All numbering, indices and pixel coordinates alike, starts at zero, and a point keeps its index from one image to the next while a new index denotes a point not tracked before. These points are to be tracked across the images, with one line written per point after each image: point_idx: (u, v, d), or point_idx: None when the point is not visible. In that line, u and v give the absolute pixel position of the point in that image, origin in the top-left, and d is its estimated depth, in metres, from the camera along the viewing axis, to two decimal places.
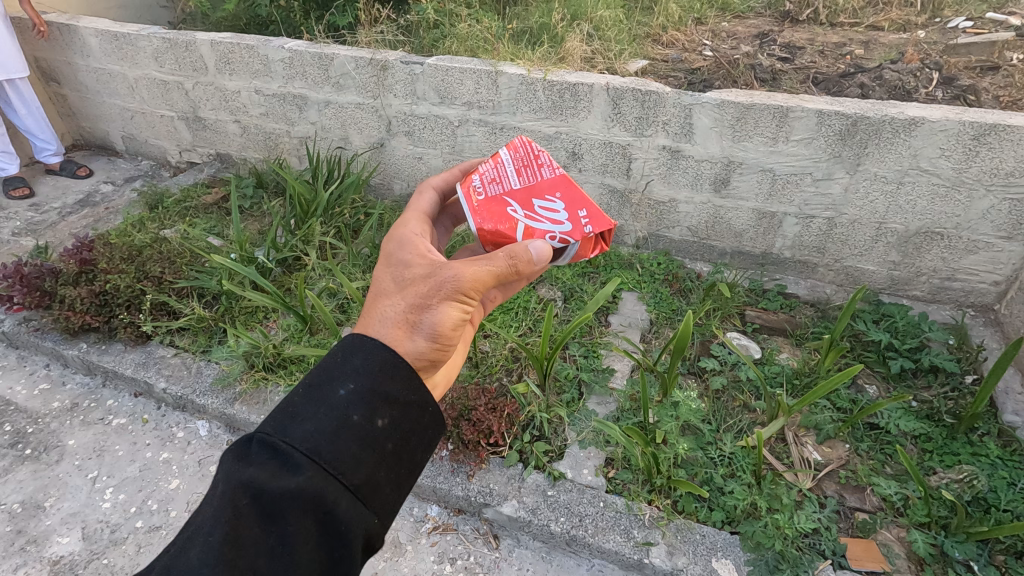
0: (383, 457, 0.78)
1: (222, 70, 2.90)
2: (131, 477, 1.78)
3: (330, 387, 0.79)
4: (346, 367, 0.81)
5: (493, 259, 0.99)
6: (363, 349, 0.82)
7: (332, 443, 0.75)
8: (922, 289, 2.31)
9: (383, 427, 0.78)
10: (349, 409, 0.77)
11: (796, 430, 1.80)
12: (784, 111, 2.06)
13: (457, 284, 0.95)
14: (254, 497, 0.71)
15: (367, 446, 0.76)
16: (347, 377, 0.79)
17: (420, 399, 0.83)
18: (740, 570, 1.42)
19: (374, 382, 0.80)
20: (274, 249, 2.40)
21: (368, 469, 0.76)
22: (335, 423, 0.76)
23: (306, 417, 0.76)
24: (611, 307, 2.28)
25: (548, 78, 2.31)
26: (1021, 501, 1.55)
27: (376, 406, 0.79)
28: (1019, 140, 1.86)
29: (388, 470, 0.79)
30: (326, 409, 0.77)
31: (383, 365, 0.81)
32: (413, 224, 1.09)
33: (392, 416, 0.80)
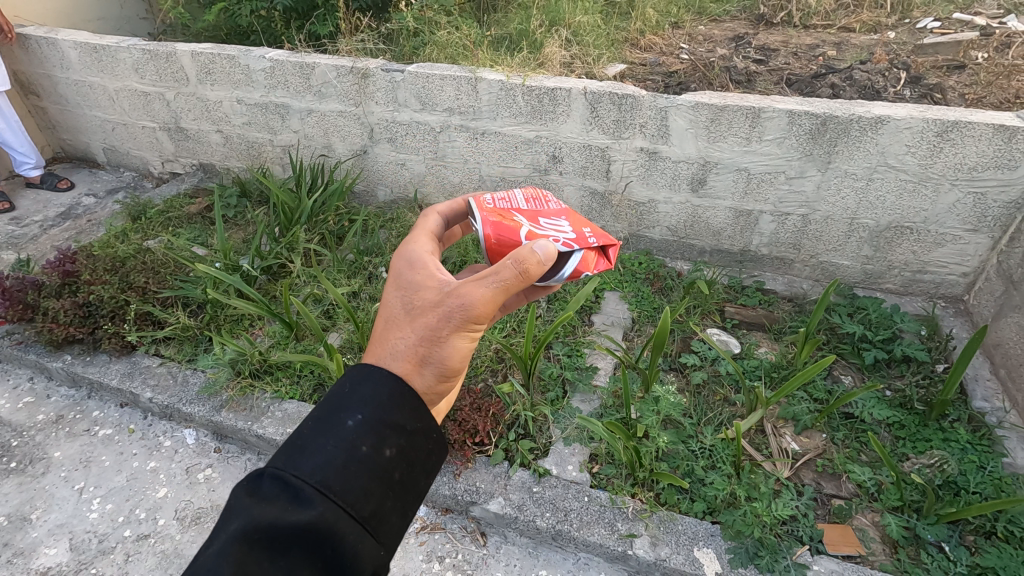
0: (390, 486, 0.81)
1: (204, 81, 2.91)
2: (119, 487, 1.78)
3: (338, 418, 0.82)
4: (353, 398, 0.84)
5: (500, 272, 0.91)
6: (371, 380, 0.86)
7: (341, 474, 0.78)
8: (894, 282, 2.37)
9: (391, 456, 0.82)
10: (358, 440, 0.80)
11: (775, 421, 1.85)
12: (756, 111, 2.12)
13: (466, 311, 0.92)
14: (263, 531, 0.72)
15: (375, 475, 0.80)
16: (355, 409, 0.83)
17: (423, 427, 0.87)
18: (721, 558, 1.46)
19: (382, 413, 0.84)
20: (259, 257, 2.41)
21: (376, 499, 0.79)
22: (344, 454, 0.79)
23: (315, 450, 0.79)
24: (594, 307, 2.32)
25: (527, 83, 2.35)
26: (989, 483, 1.61)
27: (384, 436, 0.82)
28: (980, 136, 1.93)
29: (394, 500, 0.82)
30: (335, 441, 0.80)
31: (390, 396, 0.86)
32: (420, 241, 1.07)
33: (398, 445, 0.83)
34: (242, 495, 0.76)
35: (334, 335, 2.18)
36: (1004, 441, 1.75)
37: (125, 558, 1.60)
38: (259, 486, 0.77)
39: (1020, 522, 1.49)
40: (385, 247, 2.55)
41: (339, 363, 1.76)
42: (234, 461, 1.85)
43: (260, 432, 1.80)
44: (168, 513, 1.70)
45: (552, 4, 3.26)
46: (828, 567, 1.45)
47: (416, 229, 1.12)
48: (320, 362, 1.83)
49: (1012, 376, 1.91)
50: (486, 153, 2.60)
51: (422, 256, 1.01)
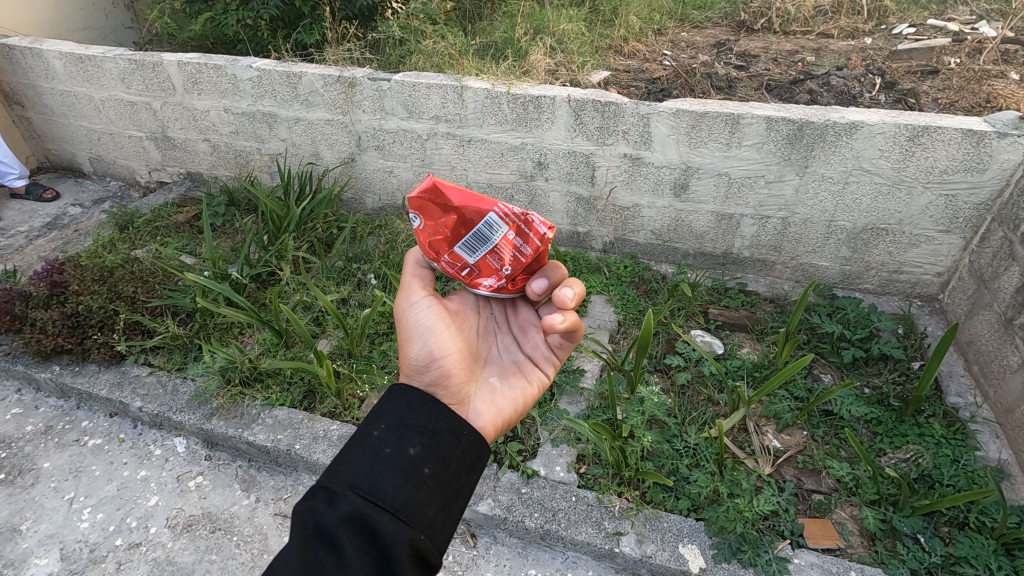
0: (420, 480, 0.91)
1: (191, 90, 2.92)
2: (109, 496, 1.78)
3: (366, 430, 0.95)
4: (380, 413, 0.98)
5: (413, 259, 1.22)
6: (393, 396, 1.01)
7: (372, 472, 0.89)
8: (872, 282, 2.44)
9: (416, 453, 0.93)
10: (383, 443, 0.93)
11: (758, 420, 1.90)
12: (735, 118, 2.17)
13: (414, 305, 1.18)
14: (310, 525, 0.84)
15: (404, 469, 0.90)
16: (379, 421, 0.96)
17: (446, 426, 0.98)
18: (705, 554, 1.50)
19: (403, 420, 0.97)
20: (248, 265, 2.43)
21: (407, 490, 0.89)
22: (372, 456, 0.91)
23: (349, 457, 0.92)
24: (580, 310, 2.37)
25: (511, 91, 2.39)
26: (963, 475, 1.66)
27: (407, 437, 0.95)
28: (950, 140, 2.00)
29: (427, 491, 0.90)
30: (365, 447, 0.93)
31: (408, 406, 0.99)
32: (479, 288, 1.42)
33: (422, 444, 0.95)
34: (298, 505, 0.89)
35: (324, 342, 2.20)
36: (977, 435, 1.81)
37: (116, 567, 1.61)
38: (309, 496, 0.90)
39: (991, 512, 1.54)
40: (374, 254, 2.58)
41: (329, 369, 1.78)
42: (226, 468, 1.86)
43: (251, 439, 1.81)
44: (159, 521, 1.71)
45: (537, 13, 3.31)
46: (808, 560, 1.49)
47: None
48: (310, 368, 1.85)
49: (984, 371, 1.97)
50: (473, 160, 2.64)
51: None
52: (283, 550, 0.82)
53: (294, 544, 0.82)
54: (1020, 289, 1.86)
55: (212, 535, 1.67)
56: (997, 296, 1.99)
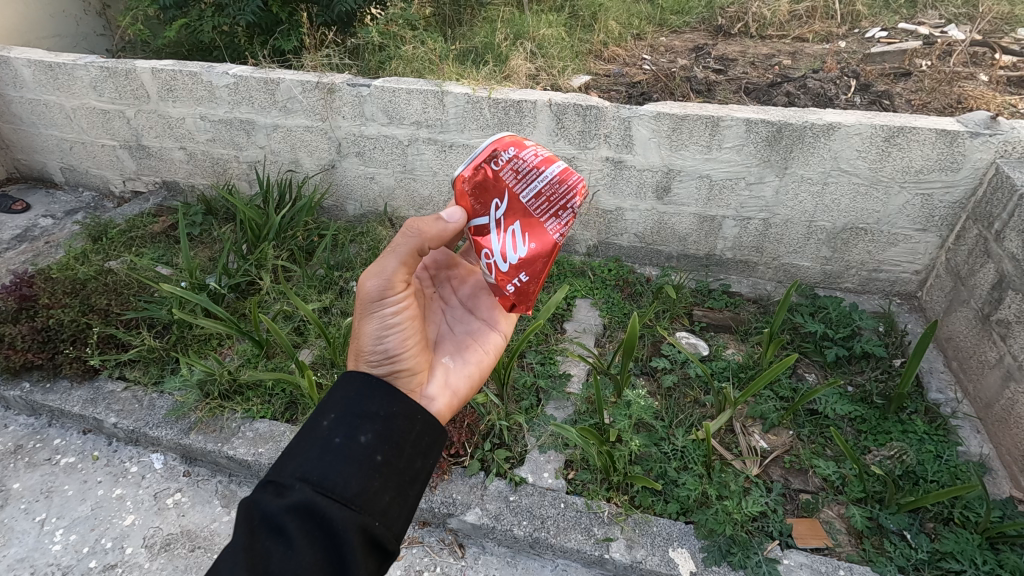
0: (374, 467, 0.89)
1: (166, 97, 2.86)
2: (83, 516, 1.72)
3: (316, 420, 0.93)
4: (330, 402, 0.96)
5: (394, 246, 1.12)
6: (343, 385, 0.98)
7: (323, 462, 0.87)
8: (853, 281, 2.46)
9: (368, 441, 0.91)
10: (333, 432, 0.91)
11: (744, 421, 1.90)
12: (715, 121, 2.18)
13: (374, 298, 1.11)
14: (257, 517, 0.82)
15: (356, 458, 0.89)
16: (329, 410, 0.94)
17: (401, 412, 0.96)
18: (695, 557, 1.49)
19: (353, 407, 0.94)
20: (226, 275, 2.37)
21: (358, 479, 0.87)
22: (322, 446, 0.89)
23: (298, 448, 0.90)
24: (565, 314, 2.36)
25: (492, 96, 2.38)
26: (946, 471, 1.68)
27: (358, 425, 0.92)
28: (924, 140, 2.03)
29: (381, 479, 0.89)
30: (314, 437, 0.90)
31: (358, 391, 0.96)
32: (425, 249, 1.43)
33: (375, 431, 0.93)
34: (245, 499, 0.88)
35: (306, 351, 2.16)
36: (958, 430, 1.84)
37: None
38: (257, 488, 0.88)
39: (974, 507, 1.56)
40: (356, 261, 2.55)
41: (311, 380, 1.74)
42: (205, 484, 1.81)
43: (231, 453, 1.77)
44: (136, 540, 1.66)
45: (517, 18, 3.32)
46: (797, 560, 1.49)
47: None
48: (292, 379, 1.81)
49: (963, 367, 2.00)
50: (455, 166, 2.62)
51: None
52: (229, 542, 0.80)
53: (240, 536, 0.81)
54: (995, 286, 1.90)
55: (191, 553, 1.62)
56: (973, 293, 2.02)
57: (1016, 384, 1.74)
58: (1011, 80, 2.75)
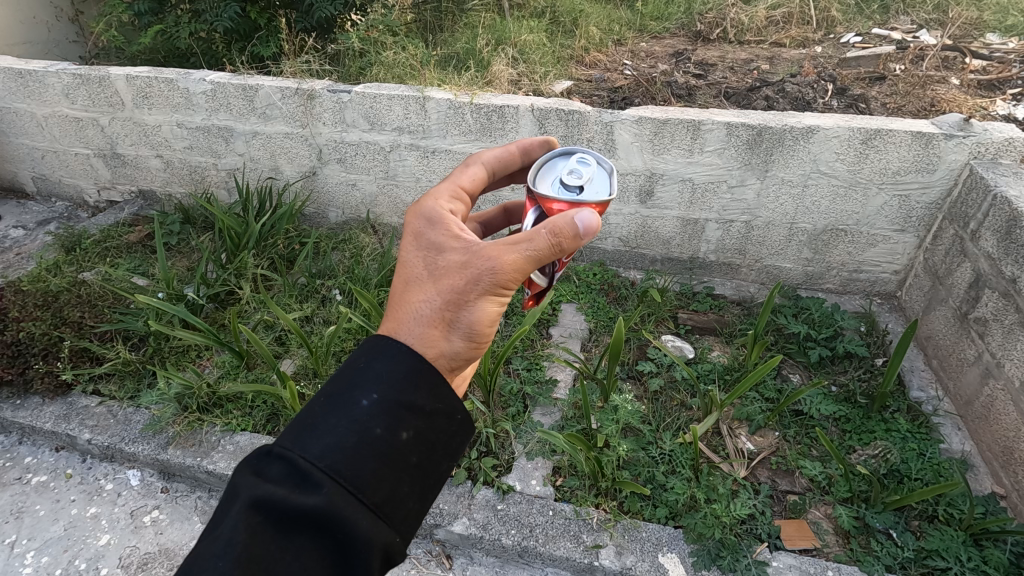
0: (407, 471, 0.78)
1: (141, 105, 2.81)
2: (55, 537, 1.66)
3: (352, 397, 0.79)
4: (368, 376, 0.81)
5: (536, 239, 0.93)
6: (386, 355, 0.83)
7: (354, 458, 0.75)
8: (834, 282, 2.49)
9: (407, 439, 0.78)
10: (372, 421, 0.77)
11: (731, 423, 1.91)
12: (696, 124, 2.20)
13: (494, 279, 0.92)
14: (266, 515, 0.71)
15: (390, 458, 0.77)
16: (369, 388, 0.80)
17: (445, 407, 0.83)
18: (685, 562, 1.49)
19: (399, 393, 0.80)
20: (205, 285, 2.31)
21: (389, 485, 0.76)
22: (356, 437, 0.76)
23: (325, 431, 0.76)
24: (551, 320, 2.35)
25: (474, 101, 2.37)
26: (929, 469, 1.69)
27: (399, 417, 0.79)
28: (900, 142, 2.07)
29: (410, 485, 0.78)
30: (347, 422, 0.77)
31: (406, 374, 0.82)
32: (444, 199, 1.06)
33: (415, 427, 0.80)
34: (248, 474, 0.75)
35: (288, 361, 2.12)
36: (940, 428, 1.86)
37: None
38: (267, 466, 0.76)
39: (958, 504, 1.57)
40: (338, 269, 2.51)
41: (293, 392, 1.71)
42: (184, 500, 1.76)
43: (211, 468, 1.72)
44: (111, 561, 1.59)
45: (498, 24, 3.32)
46: (786, 562, 1.49)
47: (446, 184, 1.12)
48: (273, 390, 1.77)
49: (943, 365, 2.03)
50: (438, 171, 2.60)
51: (444, 214, 1.02)
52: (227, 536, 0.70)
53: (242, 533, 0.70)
54: (972, 285, 1.93)
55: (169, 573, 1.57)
56: (951, 292, 2.05)
57: (995, 381, 1.77)
58: (981, 84, 2.82)
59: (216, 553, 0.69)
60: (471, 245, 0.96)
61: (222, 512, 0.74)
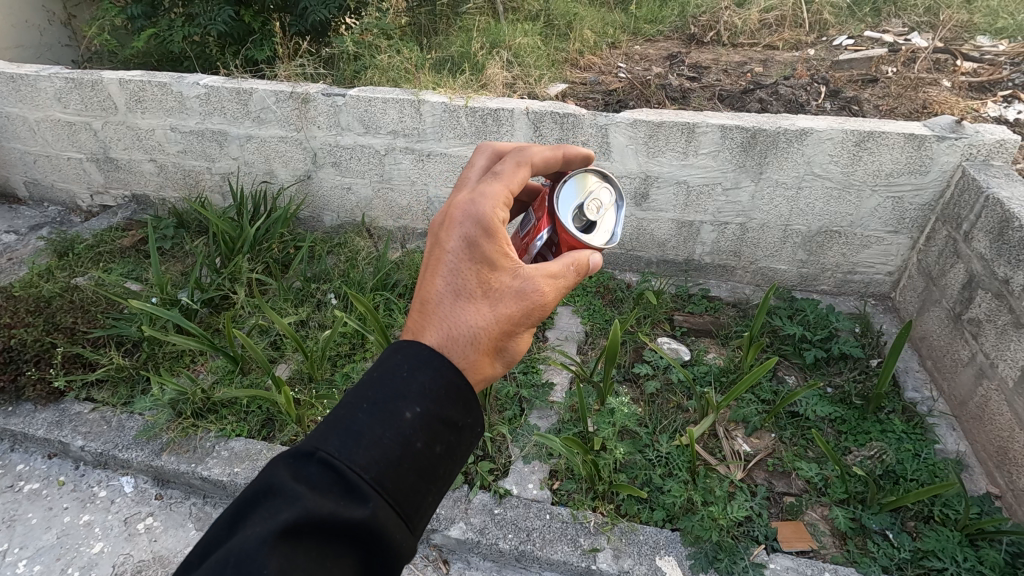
0: (435, 482, 0.81)
1: (134, 109, 2.79)
2: (47, 546, 1.64)
3: (397, 409, 0.79)
4: (412, 387, 0.81)
5: (566, 275, 1.06)
6: (431, 368, 0.83)
7: (397, 470, 0.76)
8: (828, 283, 2.50)
9: (441, 452, 0.81)
10: (415, 435, 0.78)
11: (727, 425, 1.91)
12: (690, 127, 2.21)
13: (540, 313, 1.02)
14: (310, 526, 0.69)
15: (424, 471, 0.79)
16: (413, 401, 0.80)
17: (472, 422, 0.87)
18: (682, 565, 1.48)
19: (441, 408, 0.82)
20: (199, 290, 2.30)
21: (420, 496, 0.78)
22: (400, 449, 0.77)
23: (370, 441, 0.76)
24: (547, 323, 2.35)
25: (469, 104, 2.37)
26: (924, 469, 1.70)
27: (439, 432, 0.81)
28: (893, 144, 2.08)
29: (434, 495, 0.81)
30: (392, 434, 0.77)
31: (449, 390, 0.83)
32: (496, 203, 0.98)
33: (448, 441, 0.82)
34: (289, 479, 0.72)
35: (283, 366, 2.11)
36: (935, 428, 1.87)
37: None
38: (307, 470, 0.73)
39: (953, 504, 1.57)
40: (334, 273, 2.50)
41: (289, 397, 1.70)
42: (178, 506, 1.74)
43: (205, 474, 1.71)
44: (105, 569, 1.58)
45: (492, 27, 3.32)
46: (783, 564, 1.49)
47: (494, 180, 1.01)
48: (268, 396, 1.76)
49: (937, 366, 2.04)
50: (433, 174, 2.60)
51: (496, 224, 0.97)
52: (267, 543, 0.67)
53: (285, 540, 0.67)
54: (966, 286, 1.94)
55: None
56: (945, 293, 2.06)
57: (989, 381, 1.78)
58: (972, 86, 2.84)
59: (255, 559, 0.66)
60: (521, 271, 0.99)
61: (254, 515, 0.70)
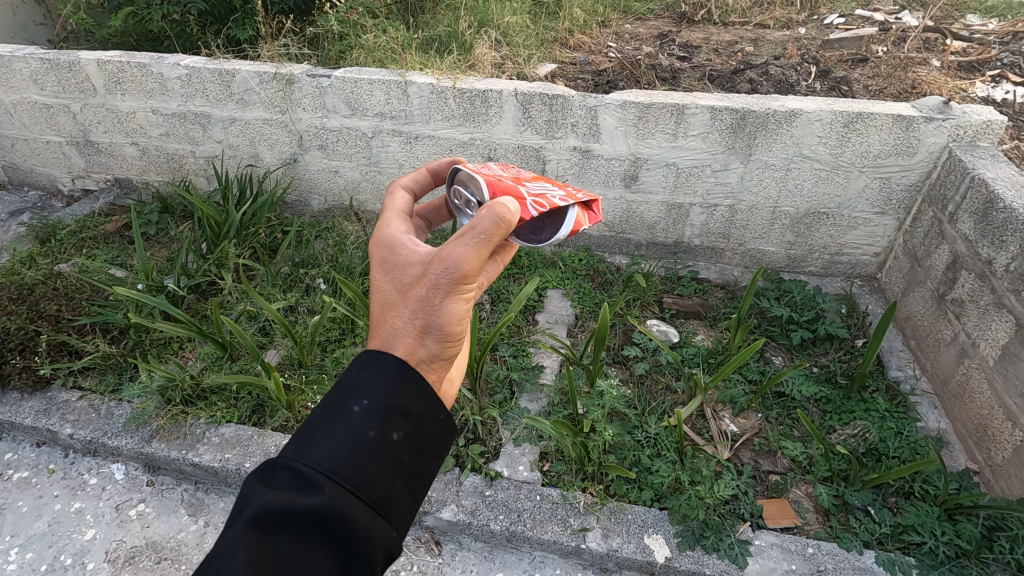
0: (401, 470, 0.80)
1: (113, 91, 2.73)
2: (39, 533, 1.63)
3: (345, 404, 0.80)
4: (359, 383, 0.83)
5: (478, 224, 0.88)
6: (375, 365, 0.84)
7: (352, 461, 0.76)
8: (815, 264, 2.52)
9: (399, 439, 0.80)
10: (364, 425, 0.79)
11: (715, 405, 1.94)
12: (680, 108, 2.19)
13: (455, 275, 0.88)
14: (274, 519, 0.71)
15: (384, 458, 0.78)
16: (360, 394, 0.81)
17: (431, 408, 0.85)
18: (670, 543, 1.51)
19: (390, 396, 0.82)
20: (185, 276, 2.27)
21: (386, 483, 0.78)
22: (352, 441, 0.77)
23: (323, 438, 0.77)
24: (537, 306, 2.36)
25: (457, 86, 2.34)
26: (906, 446, 1.74)
27: (392, 420, 0.80)
28: (881, 126, 2.08)
29: (403, 483, 0.80)
30: (343, 428, 0.78)
31: (394, 379, 0.83)
32: (395, 224, 1.07)
33: (406, 428, 0.82)
34: (255, 483, 0.75)
35: (273, 352, 2.10)
36: (917, 406, 1.90)
37: None
38: (271, 473, 0.76)
39: (933, 480, 1.61)
40: (322, 257, 2.48)
41: (279, 383, 1.70)
42: (170, 493, 1.74)
43: (197, 460, 1.71)
44: (98, 555, 1.58)
45: (480, 6, 3.26)
46: (768, 540, 1.52)
47: (385, 215, 1.12)
48: (258, 381, 1.76)
49: (921, 345, 2.07)
50: (421, 157, 2.58)
51: (400, 236, 1.02)
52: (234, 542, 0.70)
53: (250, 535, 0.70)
54: (950, 266, 1.96)
55: (157, 566, 1.55)
56: (930, 274, 2.08)
57: (970, 361, 1.81)
58: (961, 66, 2.84)
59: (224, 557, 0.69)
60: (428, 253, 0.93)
61: (230, 521, 0.74)
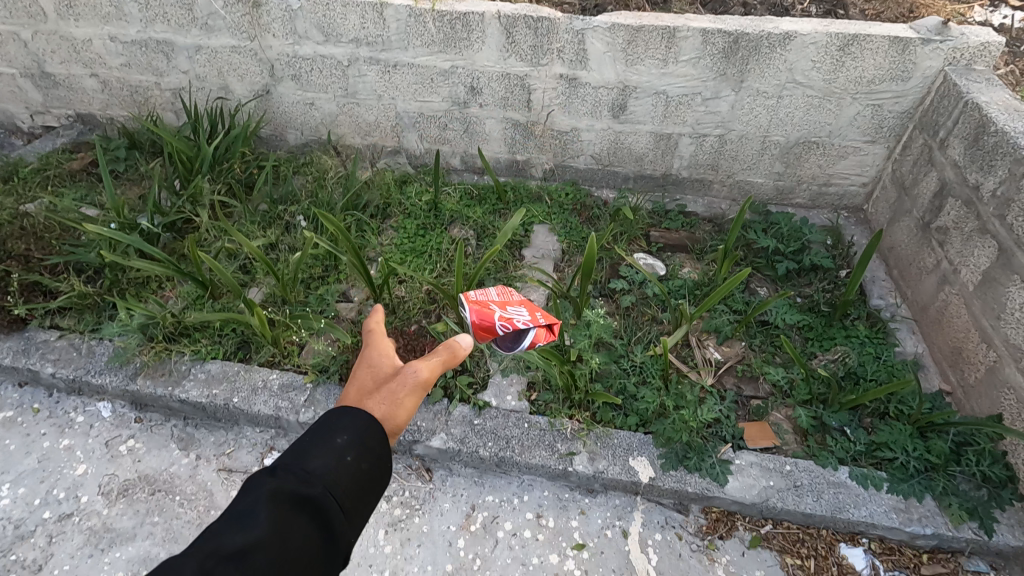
0: (366, 494, 0.89)
1: (65, 16, 2.53)
2: (29, 470, 1.64)
3: (332, 433, 0.90)
4: (341, 420, 0.92)
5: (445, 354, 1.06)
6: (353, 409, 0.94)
7: (335, 480, 0.85)
8: (803, 196, 2.50)
9: (370, 468, 0.90)
10: (347, 451, 0.88)
11: (700, 335, 1.96)
12: (671, 31, 2.09)
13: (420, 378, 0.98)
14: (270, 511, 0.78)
15: (358, 479, 0.88)
16: (345, 427, 0.91)
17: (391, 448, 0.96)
18: (654, 464, 1.56)
19: (369, 429, 0.92)
20: (159, 213, 2.18)
21: (355, 499, 0.87)
22: (335, 463, 0.86)
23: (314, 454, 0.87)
24: (523, 241, 2.33)
25: (436, 7, 2.19)
26: (883, 370, 1.79)
27: (367, 450, 0.91)
28: (877, 49, 2.02)
29: (365, 504, 0.90)
30: (330, 450, 0.88)
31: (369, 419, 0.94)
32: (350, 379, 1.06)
33: (378, 457, 0.92)
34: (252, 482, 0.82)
35: (255, 290, 2.07)
36: (896, 332, 1.94)
37: (48, 540, 1.49)
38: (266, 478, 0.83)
39: (907, 401, 1.65)
40: (301, 194, 2.41)
41: (263, 319, 1.68)
42: (159, 428, 1.74)
43: (184, 396, 1.70)
44: (91, 489, 1.59)
45: None
46: (748, 460, 1.58)
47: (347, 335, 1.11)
48: (242, 319, 1.73)
49: (903, 274, 2.09)
50: (400, 87, 2.46)
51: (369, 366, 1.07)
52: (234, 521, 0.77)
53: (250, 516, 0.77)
54: (937, 194, 1.95)
55: (151, 497, 1.58)
56: (916, 203, 2.08)
57: (950, 287, 1.83)
58: None
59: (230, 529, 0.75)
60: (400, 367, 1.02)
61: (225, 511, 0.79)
